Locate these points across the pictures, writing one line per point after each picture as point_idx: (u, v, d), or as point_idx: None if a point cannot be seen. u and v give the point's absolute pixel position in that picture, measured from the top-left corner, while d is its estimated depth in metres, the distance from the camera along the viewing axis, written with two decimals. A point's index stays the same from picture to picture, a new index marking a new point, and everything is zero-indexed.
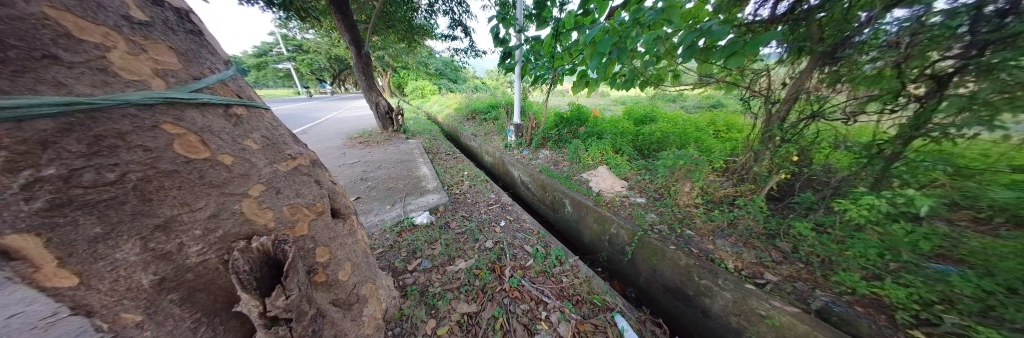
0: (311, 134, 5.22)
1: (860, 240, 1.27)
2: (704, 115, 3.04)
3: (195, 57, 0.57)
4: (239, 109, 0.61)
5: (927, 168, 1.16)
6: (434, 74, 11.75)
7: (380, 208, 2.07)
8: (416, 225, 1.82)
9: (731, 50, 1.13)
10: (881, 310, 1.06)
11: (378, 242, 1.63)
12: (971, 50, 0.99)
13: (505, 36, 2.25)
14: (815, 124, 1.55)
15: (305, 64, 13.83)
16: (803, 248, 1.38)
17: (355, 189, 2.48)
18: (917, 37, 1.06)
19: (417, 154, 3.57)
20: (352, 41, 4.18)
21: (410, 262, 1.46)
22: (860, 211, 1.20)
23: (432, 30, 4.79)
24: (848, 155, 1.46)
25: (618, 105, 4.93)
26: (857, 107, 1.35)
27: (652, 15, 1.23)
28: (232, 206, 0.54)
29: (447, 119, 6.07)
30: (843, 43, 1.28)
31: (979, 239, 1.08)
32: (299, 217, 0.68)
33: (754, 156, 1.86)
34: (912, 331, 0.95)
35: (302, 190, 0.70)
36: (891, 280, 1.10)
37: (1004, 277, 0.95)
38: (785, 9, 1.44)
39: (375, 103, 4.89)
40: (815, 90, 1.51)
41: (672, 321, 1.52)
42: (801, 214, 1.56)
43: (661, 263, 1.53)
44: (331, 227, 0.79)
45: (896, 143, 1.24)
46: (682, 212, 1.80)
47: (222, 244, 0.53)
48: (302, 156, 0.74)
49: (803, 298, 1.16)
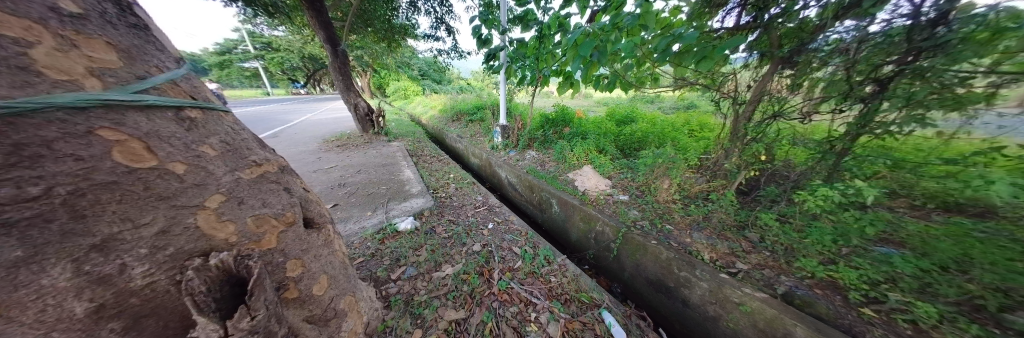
0: (284, 138, 4.89)
1: (818, 228, 1.40)
2: (679, 116, 3.24)
3: (138, 55, 0.51)
4: (192, 112, 0.55)
5: (870, 162, 1.31)
6: (417, 75, 11.48)
7: (360, 215, 1.97)
8: (400, 231, 1.75)
9: (702, 55, 1.21)
10: (836, 291, 1.17)
11: (357, 252, 1.55)
12: (908, 56, 1.10)
13: (488, 36, 2.23)
14: (776, 124, 1.66)
15: (274, 64, 12.89)
16: (769, 238, 1.49)
17: (331, 195, 2.33)
18: (863, 44, 1.18)
19: (401, 157, 3.45)
20: (327, 39, 3.99)
21: (393, 271, 1.40)
22: (816, 202, 1.33)
23: (414, 30, 4.69)
24: (805, 151, 1.59)
25: (601, 106, 5.09)
26: (812, 107, 1.47)
27: (631, 20, 1.30)
28: (186, 220, 0.49)
29: (432, 121, 5.95)
30: (800, 50, 1.40)
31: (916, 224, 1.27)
32: (266, 229, 0.63)
33: (724, 153, 1.95)
34: (863, 310, 1.07)
35: (269, 200, 0.65)
36: (843, 264, 1.23)
37: (938, 257, 1.11)
38: (749, 19, 1.55)
39: (354, 104, 4.68)
40: (777, 92, 1.63)
41: (655, 313, 1.59)
42: (766, 206, 1.69)
43: (644, 258, 1.59)
44: (306, 237, 0.74)
45: (845, 140, 1.38)
46: (661, 208, 1.88)
47: (173, 264, 0.48)
48: (268, 162, 0.69)
49: (770, 284, 1.25)
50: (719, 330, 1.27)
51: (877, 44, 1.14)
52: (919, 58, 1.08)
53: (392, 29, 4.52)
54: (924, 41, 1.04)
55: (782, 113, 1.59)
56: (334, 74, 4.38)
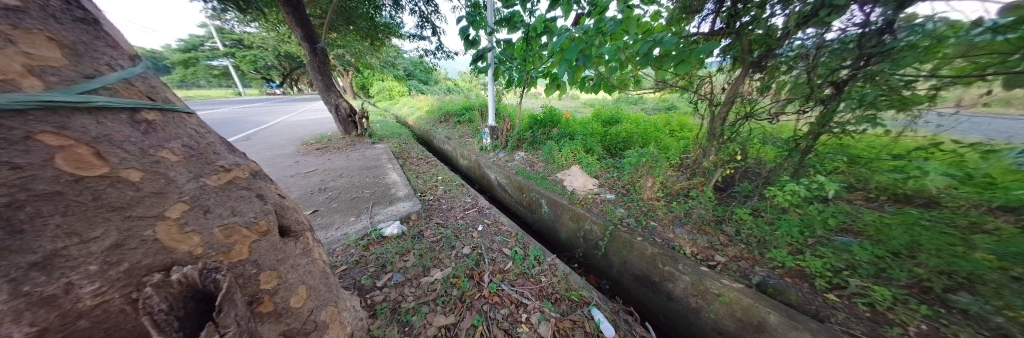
0: (257, 141, 4.59)
1: (787, 220, 1.50)
2: (660, 117, 3.39)
3: (86, 52, 0.46)
4: (148, 115, 0.50)
5: (831, 158, 1.46)
6: (402, 75, 11.19)
7: (342, 221, 1.88)
8: (386, 237, 1.69)
9: (681, 58, 1.28)
10: (803, 279, 1.26)
11: (340, 260, 1.48)
12: (859, 62, 1.22)
13: (475, 37, 2.22)
14: (748, 124, 1.76)
15: (246, 62, 12.10)
16: (744, 231, 1.58)
17: (311, 201, 2.21)
18: (821, 50, 1.28)
19: (386, 159, 3.35)
20: (305, 37, 3.83)
21: (379, 278, 1.35)
22: (785, 196, 1.43)
23: (398, 30, 4.58)
24: (774, 149, 1.70)
25: (587, 107, 5.21)
26: (779, 109, 1.57)
27: (613, 25, 1.35)
28: (142, 232, 0.45)
29: (418, 122, 5.83)
30: (769, 55, 1.52)
31: (871, 214, 1.42)
32: (236, 240, 0.58)
33: (702, 152, 2.04)
34: (828, 295, 1.16)
35: (239, 207, 0.60)
36: (809, 253, 1.33)
37: (892, 244, 1.25)
38: (722, 26, 1.65)
39: (335, 105, 4.49)
40: (748, 94, 1.73)
41: (642, 308, 1.64)
42: (740, 201, 1.79)
43: (630, 254, 1.63)
44: (281, 246, 0.70)
45: (808, 139, 1.49)
46: (646, 205, 1.94)
47: (129, 280, 0.43)
48: (237, 167, 0.64)
49: (746, 275, 1.32)
50: (701, 321, 1.33)
51: (832, 50, 1.25)
52: (868, 63, 1.19)
53: (375, 27, 4.39)
54: (874, 47, 1.14)
55: (753, 114, 1.68)
56: (312, 74, 4.18)
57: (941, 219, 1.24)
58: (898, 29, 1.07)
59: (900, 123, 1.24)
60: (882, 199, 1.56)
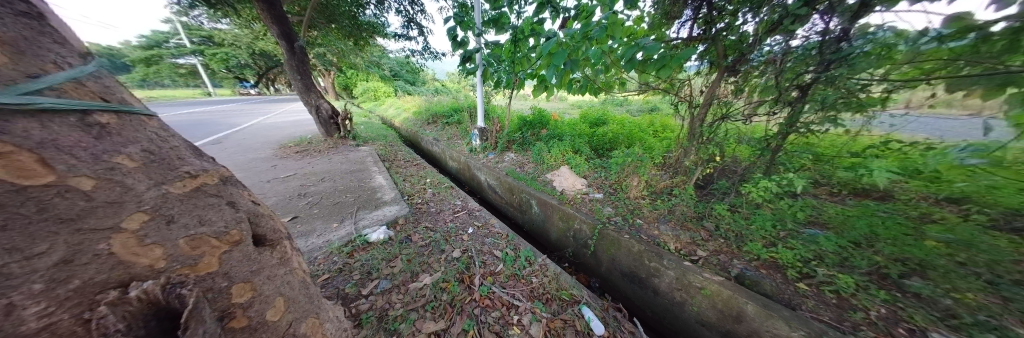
0: (229, 145, 4.30)
1: (761, 215, 1.61)
2: (644, 118, 3.51)
3: (28, 48, 0.42)
4: (102, 117, 0.46)
5: (797, 156, 1.58)
6: (388, 75, 10.90)
7: (324, 228, 1.80)
8: (371, 243, 1.64)
9: (662, 63, 1.33)
10: (776, 270, 1.34)
11: (322, 268, 1.41)
12: (822, 66, 1.28)
13: (463, 38, 2.21)
14: (725, 125, 1.84)
15: (216, 61, 11.33)
16: (723, 226, 1.66)
17: (289, 208, 2.10)
18: (788, 56, 1.39)
19: (371, 162, 3.24)
20: (282, 34, 3.65)
21: (364, 285, 1.30)
22: (759, 192, 1.52)
23: (383, 29, 4.47)
24: (747, 148, 1.80)
25: (575, 108, 5.30)
26: (752, 110, 1.66)
27: (599, 30, 1.40)
28: (95, 246, 0.40)
29: (405, 124, 5.69)
30: (742, 60, 1.61)
31: (835, 208, 1.56)
32: (204, 251, 0.54)
33: (683, 152, 2.11)
34: (799, 284, 1.24)
35: (208, 216, 0.56)
36: (781, 246, 1.42)
37: (852, 234, 1.37)
38: (699, 32, 1.73)
39: (316, 106, 4.30)
40: (724, 97, 1.82)
41: (631, 304, 1.68)
42: (719, 198, 1.89)
43: (618, 252, 1.67)
44: (256, 256, 0.65)
45: (778, 138, 1.56)
46: (632, 204, 2.00)
47: (79, 299, 0.39)
48: (205, 173, 0.60)
49: (725, 268, 1.39)
50: (685, 314, 1.38)
51: (797, 55, 1.36)
52: (829, 67, 1.26)
53: (359, 26, 4.26)
54: (834, 53, 1.23)
55: (729, 115, 1.77)
56: (290, 73, 3.99)
57: (896, 211, 1.43)
58: (853, 37, 1.17)
59: (857, 122, 1.35)
60: (845, 193, 1.73)
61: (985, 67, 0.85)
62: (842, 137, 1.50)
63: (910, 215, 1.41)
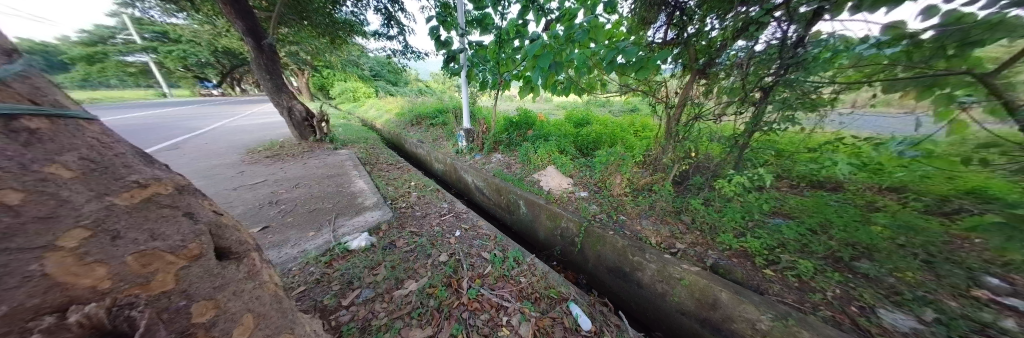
0: (188, 150, 3.92)
1: (731, 208, 1.73)
2: (626, 118, 3.66)
3: None
4: (23, 124, 0.42)
5: (761, 152, 1.70)
6: (368, 75, 10.48)
7: (299, 237, 1.69)
8: (352, 250, 1.56)
9: (640, 65, 1.40)
10: (746, 258, 1.44)
11: (297, 280, 1.32)
12: (781, 71, 1.41)
13: (447, 38, 2.18)
14: (699, 124, 1.94)
15: (171, 58, 10.30)
16: (698, 219, 1.75)
17: (259, 217, 1.95)
18: (752, 59, 1.49)
19: (351, 166, 3.10)
20: (248, 30, 3.44)
21: (345, 296, 1.24)
22: (730, 186, 1.62)
23: (362, 27, 4.30)
24: (718, 146, 1.92)
25: (560, 109, 5.39)
26: (722, 110, 1.78)
27: (581, 33, 1.47)
28: (24, 267, 0.35)
29: (387, 126, 5.50)
30: (710, 64, 1.75)
31: (796, 199, 1.70)
32: (157, 268, 0.49)
33: (661, 150, 2.21)
34: (767, 270, 1.34)
35: (161, 230, 0.52)
36: (750, 235, 1.53)
37: (808, 223, 1.51)
38: (673, 36, 1.83)
39: (289, 107, 4.05)
40: (696, 98, 1.92)
41: (616, 298, 1.73)
42: (694, 193, 2.00)
43: (604, 248, 1.73)
44: (219, 271, 0.59)
45: (745, 136, 1.67)
46: (616, 201, 2.06)
47: (7, 328, 0.33)
48: (156, 183, 0.57)
49: (702, 258, 1.47)
50: (667, 305, 1.45)
51: (760, 59, 1.46)
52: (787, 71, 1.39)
53: (335, 23, 4.07)
54: (790, 58, 1.36)
55: (701, 115, 1.87)
56: (257, 72, 3.72)
57: (846, 200, 1.60)
58: (808, 43, 1.30)
59: (811, 121, 1.49)
60: (803, 185, 1.90)
61: (916, 71, 0.92)
62: (800, 134, 1.64)
63: (858, 204, 1.58)
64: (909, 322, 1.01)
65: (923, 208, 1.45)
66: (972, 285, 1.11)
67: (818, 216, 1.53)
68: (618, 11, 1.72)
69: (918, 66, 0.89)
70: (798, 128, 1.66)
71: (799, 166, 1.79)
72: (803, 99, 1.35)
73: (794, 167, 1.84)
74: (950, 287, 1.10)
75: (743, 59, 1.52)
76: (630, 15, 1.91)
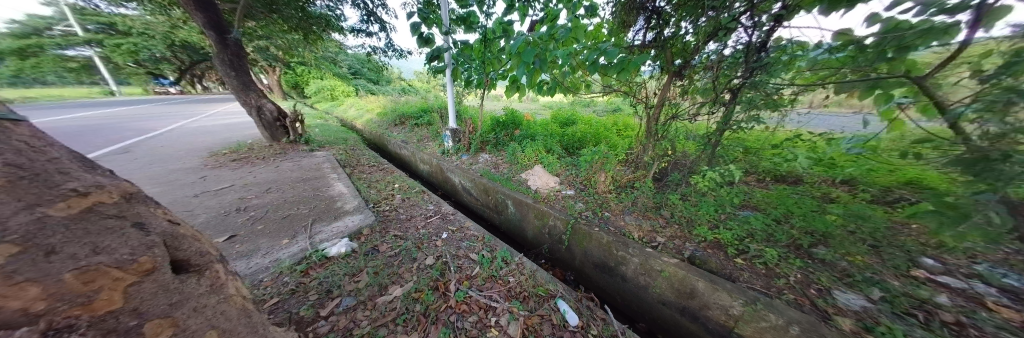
0: (139, 154, 3.54)
1: (706, 202, 1.84)
2: (609, 118, 3.77)
3: None
4: None
5: (731, 148, 1.82)
6: (347, 73, 10.00)
7: (271, 245, 1.58)
8: (331, 257, 1.49)
9: (621, 67, 1.44)
10: (720, 248, 1.54)
11: (269, 292, 1.23)
12: (746, 73, 1.51)
13: (429, 35, 2.13)
14: (676, 123, 2.04)
15: (117, 51, 9.24)
16: (677, 214, 1.84)
17: (225, 225, 1.80)
18: (722, 62, 1.60)
19: (329, 169, 2.95)
20: (210, 23, 3.19)
21: (324, 305, 1.18)
22: (704, 182, 1.72)
23: (339, 23, 4.10)
24: (693, 144, 2.03)
25: (546, 109, 5.45)
26: (696, 110, 1.88)
27: (564, 34, 1.49)
28: None
29: (369, 126, 5.29)
30: (685, 66, 1.84)
31: (762, 193, 1.84)
32: (103, 285, 0.43)
33: (642, 148, 2.30)
34: (738, 259, 1.44)
35: (104, 243, 0.46)
36: (722, 227, 1.64)
37: (772, 214, 1.64)
38: (652, 38, 1.90)
39: (258, 106, 3.77)
40: (673, 99, 2.02)
41: (602, 292, 1.78)
42: (673, 189, 2.11)
43: (590, 244, 1.77)
44: (177, 287, 0.54)
45: (717, 135, 1.78)
46: (600, 198, 2.12)
47: None
48: (97, 191, 0.51)
49: (680, 250, 1.55)
50: (649, 296, 1.51)
51: (728, 62, 1.58)
52: (751, 74, 1.49)
53: (308, 18, 3.85)
54: (755, 62, 1.45)
55: (678, 115, 1.98)
56: (220, 67, 3.43)
57: (805, 193, 1.75)
58: (769, 48, 1.41)
59: (774, 121, 1.62)
60: (768, 179, 2.06)
61: (861, 75, 1.03)
62: (765, 133, 1.78)
63: (816, 195, 1.73)
64: (858, 301, 1.12)
65: (870, 198, 1.62)
66: (913, 266, 1.26)
67: (781, 208, 1.66)
68: (599, 14, 1.77)
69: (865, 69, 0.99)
70: (764, 127, 1.79)
71: (765, 162, 1.94)
72: (765, 100, 1.45)
73: (760, 163, 1.98)
74: (894, 268, 1.24)
75: (715, 61, 1.63)
76: (611, 18, 1.98)
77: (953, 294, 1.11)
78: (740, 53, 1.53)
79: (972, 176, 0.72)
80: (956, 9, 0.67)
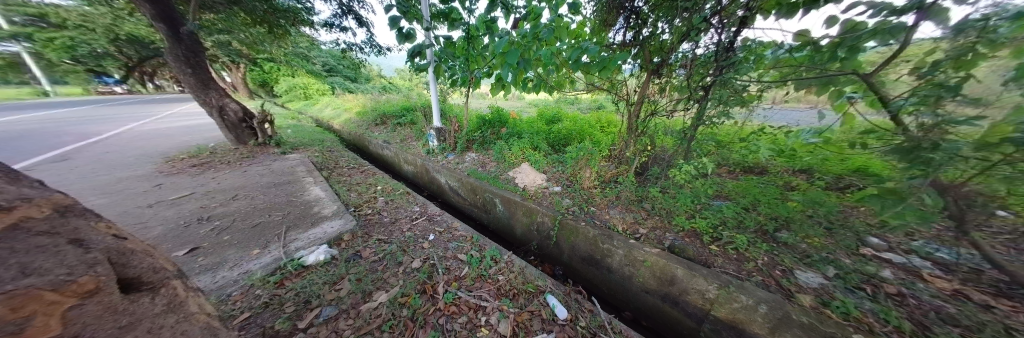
0: (77, 161, 3.13)
1: (683, 194, 1.94)
2: (593, 115, 3.85)
3: None
4: None
5: (705, 143, 1.93)
6: (321, 70, 9.43)
7: (240, 257, 1.47)
8: (308, 266, 1.41)
9: (602, 65, 1.48)
10: (696, 237, 1.63)
11: (239, 307, 1.14)
12: (718, 70, 1.60)
13: (410, 30, 2.05)
14: (655, 120, 2.13)
15: (43, 45, 8.07)
16: (657, 206, 1.92)
17: (185, 237, 1.64)
18: (696, 61, 1.71)
19: (305, 172, 2.78)
20: (162, 14, 2.90)
21: (303, 317, 1.11)
22: (681, 174, 1.81)
23: (310, 17, 3.85)
24: (671, 139, 2.14)
25: (532, 106, 5.47)
26: (674, 107, 1.96)
27: (547, 33, 1.51)
28: None
29: (348, 126, 5.04)
30: (663, 65, 1.93)
31: (733, 183, 1.97)
32: (34, 310, 0.37)
33: (624, 144, 2.38)
34: (713, 246, 1.53)
35: (35, 263, 0.41)
36: (699, 217, 1.74)
37: (742, 203, 1.77)
38: (631, 37, 1.96)
39: (221, 106, 3.47)
40: (652, 96, 2.10)
41: (590, 285, 1.83)
42: (653, 182, 2.20)
43: (577, 239, 1.81)
44: (127, 307, 0.48)
45: (692, 130, 1.88)
46: (586, 194, 2.17)
47: None
48: (18, 209, 0.46)
49: (661, 240, 1.63)
50: (634, 286, 1.57)
51: (701, 61, 1.68)
52: (722, 71, 1.58)
53: (275, 11, 3.57)
54: (724, 61, 1.55)
55: (656, 112, 2.06)
56: (173, 63, 3.10)
57: (770, 182, 1.90)
58: (738, 48, 1.51)
59: (743, 116, 1.74)
60: (738, 171, 2.21)
61: (817, 72, 1.10)
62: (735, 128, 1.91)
63: (779, 184, 1.88)
64: (816, 279, 1.24)
65: (826, 185, 1.79)
66: (861, 245, 1.41)
67: (749, 197, 1.79)
68: (581, 12, 1.79)
69: (820, 67, 1.08)
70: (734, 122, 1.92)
71: (735, 155, 2.08)
72: (732, 97, 1.53)
73: (731, 156, 2.12)
74: (845, 247, 1.39)
75: (690, 59, 1.73)
76: (593, 17, 2.02)
77: (892, 268, 1.25)
78: (711, 52, 1.64)
79: (907, 163, 0.82)
80: (906, 10, 0.76)
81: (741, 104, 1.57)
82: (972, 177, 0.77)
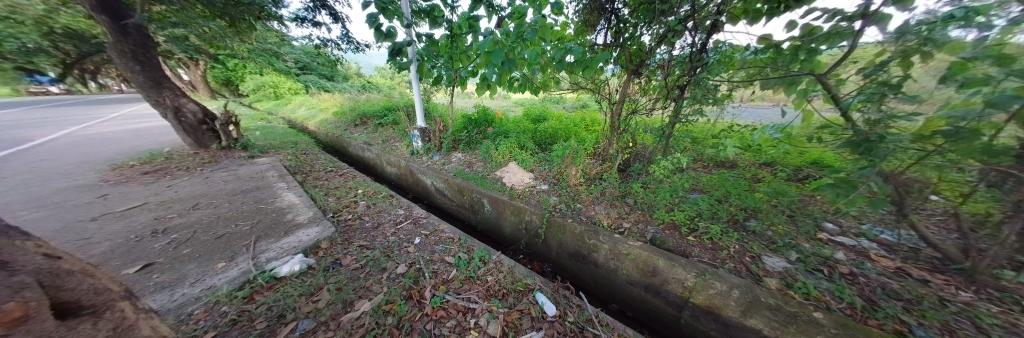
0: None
1: (664, 188, 2.03)
2: (578, 113, 3.93)
3: None
4: None
5: (681, 139, 2.03)
6: (294, 68, 8.86)
7: (202, 272, 1.35)
8: (282, 278, 1.33)
9: (585, 65, 1.51)
10: (676, 229, 1.72)
11: (202, 326, 1.05)
12: (693, 70, 1.68)
13: (390, 28, 1.98)
14: (636, 118, 2.21)
15: None
16: (639, 200, 2.00)
17: (135, 253, 1.48)
18: (672, 61, 1.79)
19: (278, 178, 2.61)
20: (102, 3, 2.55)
21: (277, 332, 1.04)
22: (661, 170, 1.89)
23: (279, 10, 3.60)
24: (650, 137, 2.23)
25: (518, 105, 5.48)
26: (654, 106, 2.04)
27: (530, 33, 1.52)
28: None
29: (325, 127, 4.78)
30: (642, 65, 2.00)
31: (708, 177, 2.10)
32: None
33: (606, 142, 2.44)
34: (692, 237, 1.62)
35: None
36: (678, 210, 1.83)
37: (716, 195, 1.88)
38: (612, 39, 2.02)
39: (178, 107, 3.17)
40: (633, 95, 2.17)
41: (578, 280, 1.87)
42: (635, 178, 2.28)
43: (564, 236, 1.84)
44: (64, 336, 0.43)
45: (670, 127, 1.97)
46: (573, 191, 2.21)
47: None
48: None
49: (643, 234, 1.70)
50: (619, 279, 1.63)
51: (678, 62, 1.76)
52: (697, 71, 1.66)
53: (239, 3, 3.31)
54: (698, 61, 1.63)
55: (637, 110, 2.14)
56: (118, 58, 2.77)
57: (740, 175, 2.04)
58: (710, 49, 1.59)
59: (715, 114, 1.86)
60: (712, 165, 2.35)
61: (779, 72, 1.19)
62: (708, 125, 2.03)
63: (748, 176, 2.03)
64: (781, 263, 1.35)
65: (788, 177, 1.95)
66: (819, 230, 1.55)
67: (722, 190, 1.91)
68: (564, 13, 1.82)
69: (782, 67, 1.17)
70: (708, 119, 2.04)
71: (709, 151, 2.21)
72: (703, 96, 1.64)
73: (706, 152, 2.26)
74: (806, 233, 1.52)
75: (667, 60, 1.81)
76: (575, 18, 2.06)
77: (844, 250, 1.39)
78: (686, 53, 1.72)
79: (857, 155, 0.90)
80: (856, 17, 0.84)
81: (712, 103, 1.66)
82: (908, 166, 0.87)
